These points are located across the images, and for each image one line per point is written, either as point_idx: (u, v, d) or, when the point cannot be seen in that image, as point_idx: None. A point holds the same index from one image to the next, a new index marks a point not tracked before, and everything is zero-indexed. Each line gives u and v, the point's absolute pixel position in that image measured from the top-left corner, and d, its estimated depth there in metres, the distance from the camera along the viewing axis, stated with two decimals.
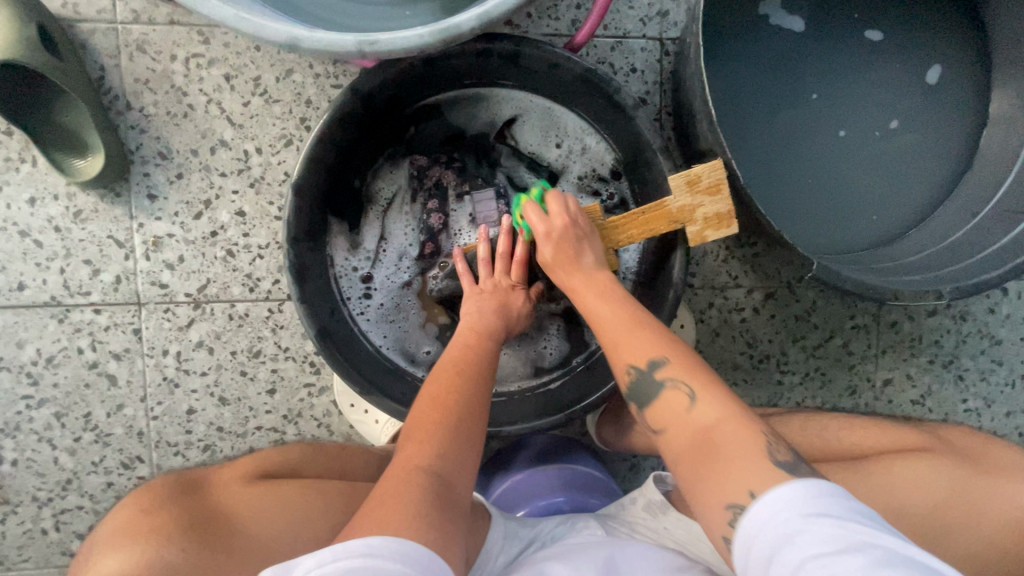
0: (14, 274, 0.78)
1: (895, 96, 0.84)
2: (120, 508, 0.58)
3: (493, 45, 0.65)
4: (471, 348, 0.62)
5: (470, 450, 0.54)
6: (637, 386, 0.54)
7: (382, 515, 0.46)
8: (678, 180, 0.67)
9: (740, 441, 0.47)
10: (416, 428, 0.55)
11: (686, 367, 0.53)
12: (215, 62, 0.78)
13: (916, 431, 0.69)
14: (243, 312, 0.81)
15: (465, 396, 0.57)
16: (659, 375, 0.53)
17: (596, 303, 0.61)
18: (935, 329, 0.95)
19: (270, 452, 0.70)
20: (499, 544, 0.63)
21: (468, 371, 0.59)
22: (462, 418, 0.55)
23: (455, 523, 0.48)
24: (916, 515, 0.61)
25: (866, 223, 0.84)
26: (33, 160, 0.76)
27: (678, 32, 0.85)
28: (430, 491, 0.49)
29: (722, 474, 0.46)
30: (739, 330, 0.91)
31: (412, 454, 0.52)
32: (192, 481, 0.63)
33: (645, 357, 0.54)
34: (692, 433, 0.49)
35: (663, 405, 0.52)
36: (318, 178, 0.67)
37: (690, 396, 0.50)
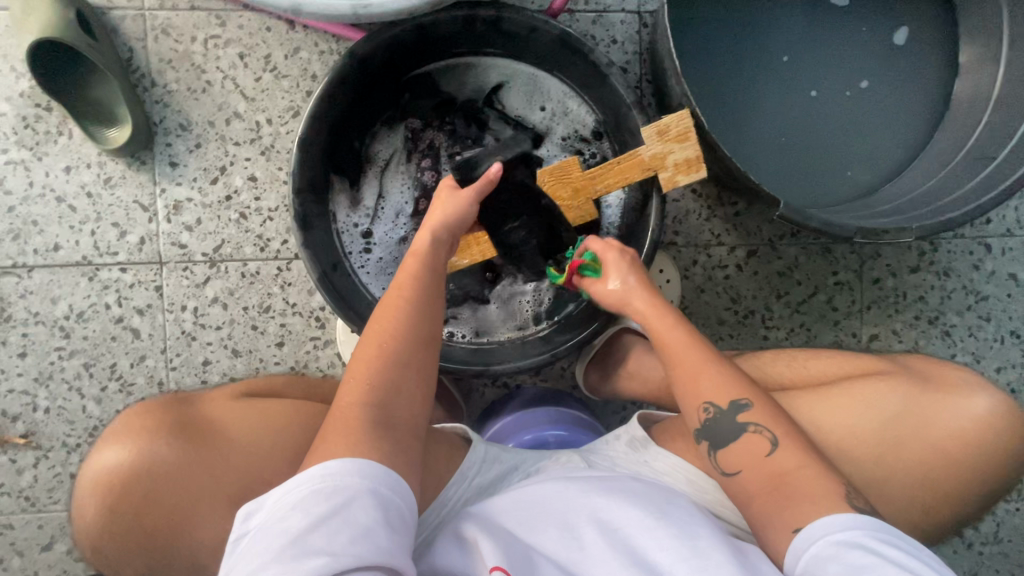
0: (50, 236, 0.86)
1: (866, 56, 0.88)
2: (119, 420, 0.63)
3: (476, 12, 0.72)
4: (410, 276, 0.63)
5: (410, 375, 0.58)
6: (714, 424, 0.60)
7: (328, 448, 0.51)
8: (648, 130, 0.72)
9: (804, 472, 0.56)
10: (357, 363, 0.58)
11: (763, 410, 0.60)
12: (230, 42, 0.86)
13: (873, 362, 0.73)
14: (254, 270, 0.88)
15: (400, 330, 0.59)
16: (738, 417, 0.60)
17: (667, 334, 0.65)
18: (919, 285, 0.97)
19: (255, 380, 0.77)
20: (476, 467, 0.67)
21: (405, 304, 0.61)
22: (397, 351, 0.58)
23: (401, 443, 0.54)
24: (870, 431, 0.65)
25: (841, 178, 0.88)
26: (70, 133, 0.85)
27: (655, 5, 0.91)
28: (370, 421, 0.53)
29: (793, 504, 0.54)
30: (724, 286, 0.95)
31: (352, 389, 0.56)
32: (185, 397, 0.68)
33: (726, 399, 0.60)
34: (767, 470, 0.57)
35: (744, 446, 0.59)
36: (322, 137, 0.74)
37: (772, 441, 0.58)
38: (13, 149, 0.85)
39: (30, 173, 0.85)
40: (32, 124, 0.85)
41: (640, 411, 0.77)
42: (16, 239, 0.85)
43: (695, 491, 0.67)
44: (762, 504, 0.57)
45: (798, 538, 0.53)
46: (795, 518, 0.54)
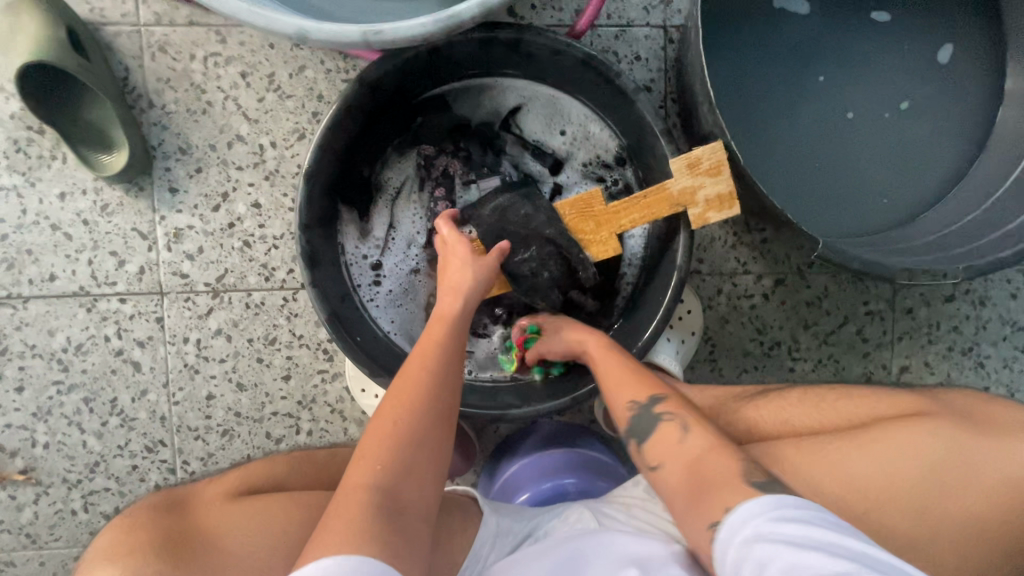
0: (45, 266, 0.82)
1: (907, 76, 0.82)
2: (106, 532, 0.58)
3: (494, 34, 0.67)
4: (432, 350, 0.61)
5: (428, 461, 0.54)
6: (636, 421, 0.61)
7: (332, 531, 0.47)
8: (679, 163, 0.68)
9: (713, 458, 0.55)
10: (371, 437, 0.55)
11: (678, 404, 0.62)
12: (231, 60, 0.81)
13: (914, 403, 0.68)
14: (259, 301, 0.84)
15: (420, 406, 0.56)
16: (654, 409, 0.61)
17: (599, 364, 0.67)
18: (953, 315, 0.93)
19: (257, 464, 0.70)
20: (489, 544, 0.64)
21: (427, 378, 0.58)
22: (415, 426, 0.55)
23: (409, 535, 0.49)
24: (911, 477, 0.61)
25: (878, 206, 0.83)
26: (64, 157, 0.80)
27: (682, 19, 0.85)
28: (379, 508, 0.49)
29: (709, 496, 0.52)
30: (749, 316, 0.90)
31: (364, 469, 0.52)
32: (179, 499, 0.63)
33: (645, 393, 0.62)
34: (681, 459, 0.57)
35: (658, 443, 0.59)
36: (329, 167, 0.70)
37: (683, 427, 0.59)
38: (5, 174, 0.80)
39: (24, 200, 0.81)
40: (24, 148, 0.80)
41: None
42: (10, 269, 0.81)
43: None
44: (689, 498, 0.54)
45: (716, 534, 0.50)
46: (711, 509, 0.51)
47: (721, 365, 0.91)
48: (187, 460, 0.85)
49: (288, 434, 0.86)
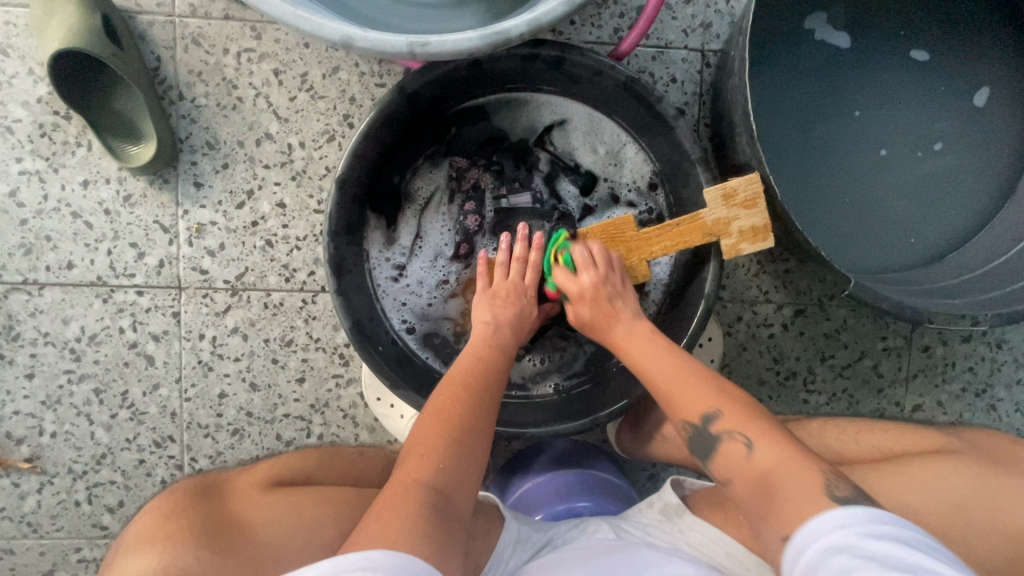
0: (63, 254, 0.81)
1: (940, 116, 0.82)
2: (144, 512, 0.60)
3: (538, 51, 0.67)
4: (482, 362, 0.63)
5: (473, 466, 0.55)
6: (694, 443, 0.57)
7: (380, 526, 0.47)
8: (714, 193, 0.67)
9: (791, 470, 0.50)
10: (420, 439, 0.56)
11: (736, 413, 0.56)
12: (265, 57, 0.80)
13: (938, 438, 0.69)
14: (278, 301, 0.83)
15: (472, 410, 0.58)
16: (712, 429, 0.56)
17: (642, 362, 0.63)
18: (969, 355, 0.93)
19: (288, 458, 0.69)
20: (510, 548, 0.64)
21: (477, 385, 0.60)
22: (466, 435, 0.56)
23: (454, 536, 0.49)
24: (938, 522, 0.61)
25: (906, 245, 0.83)
26: (89, 144, 0.79)
27: (720, 44, 0.85)
28: (430, 506, 0.50)
29: (779, 506, 0.49)
30: (767, 345, 0.90)
31: (415, 466, 0.53)
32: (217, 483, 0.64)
33: (700, 410, 0.57)
34: (752, 476, 0.53)
35: (722, 454, 0.55)
36: (361, 175, 0.69)
37: (747, 443, 0.54)
38: (27, 158, 0.79)
39: (45, 185, 0.80)
40: (49, 133, 0.79)
41: (672, 476, 0.72)
42: (28, 254, 0.80)
43: (737, 567, 0.61)
44: (755, 510, 0.52)
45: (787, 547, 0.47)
46: (790, 521, 0.48)
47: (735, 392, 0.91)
48: (195, 457, 0.84)
49: (298, 437, 0.85)
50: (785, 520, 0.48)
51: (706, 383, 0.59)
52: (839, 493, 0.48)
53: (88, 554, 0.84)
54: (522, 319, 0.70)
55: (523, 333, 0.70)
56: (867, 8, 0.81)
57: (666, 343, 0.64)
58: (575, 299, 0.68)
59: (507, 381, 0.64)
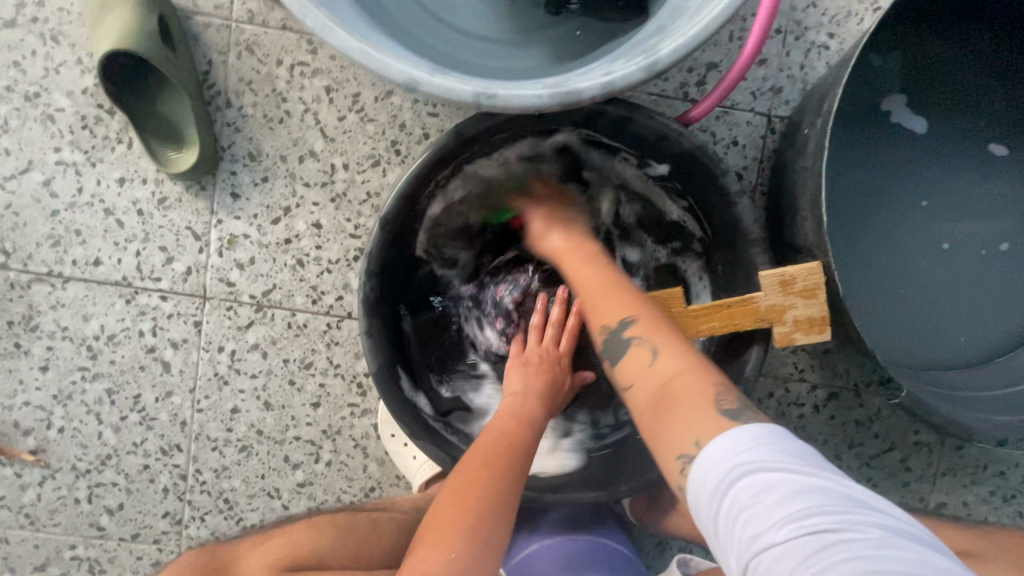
0: (92, 250, 0.79)
1: (1010, 217, 0.78)
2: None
3: (606, 109, 0.64)
4: (507, 441, 0.62)
5: (487, 556, 0.55)
6: (607, 345, 0.59)
7: None
8: (772, 278, 0.64)
9: (687, 381, 0.52)
10: (435, 526, 0.56)
11: (652, 325, 0.58)
12: (318, 73, 0.78)
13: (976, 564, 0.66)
14: (302, 323, 0.81)
15: (489, 498, 0.57)
16: (627, 335, 0.58)
17: (577, 268, 0.68)
18: (1002, 459, 0.89)
19: (301, 532, 0.62)
20: None
21: (497, 469, 0.59)
22: (482, 527, 0.55)
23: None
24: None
25: (953, 345, 0.78)
26: (129, 142, 0.77)
27: (788, 111, 0.82)
28: None
29: (673, 416, 0.50)
30: (795, 425, 0.87)
31: (427, 557, 0.54)
32: (221, 562, 0.59)
33: (617, 318, 0.60)
34: (653, 381, 0.54)
35: (629, 362, 0.57)
36: (404, 214, 0.66)
37: (652, 351, 0.56)
38: (66, 149, 0.77)
39: (81, 178, 0.78)
40: (90, 126, 0.77)
41: (676, 555, 0.74)
42: (56, 246, 0.79)
43: None
44: (653, 417, 0.52)
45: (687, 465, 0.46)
46: (674, 438, 0.48)
47: None
48: (200, 469, 0.83)
49: (306, 461, 0.83)
50: (679, 436, 0.48)
51: (624, 297, 0.62)
52: (726, 406, 0.48)
53: (81, 553, 0.83)
54: (554, 388, 0.69)
55: (555, 401, 0.68)
56: (947, 95, 0.77)
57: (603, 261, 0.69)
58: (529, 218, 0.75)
59: (533, 460, 0.62)
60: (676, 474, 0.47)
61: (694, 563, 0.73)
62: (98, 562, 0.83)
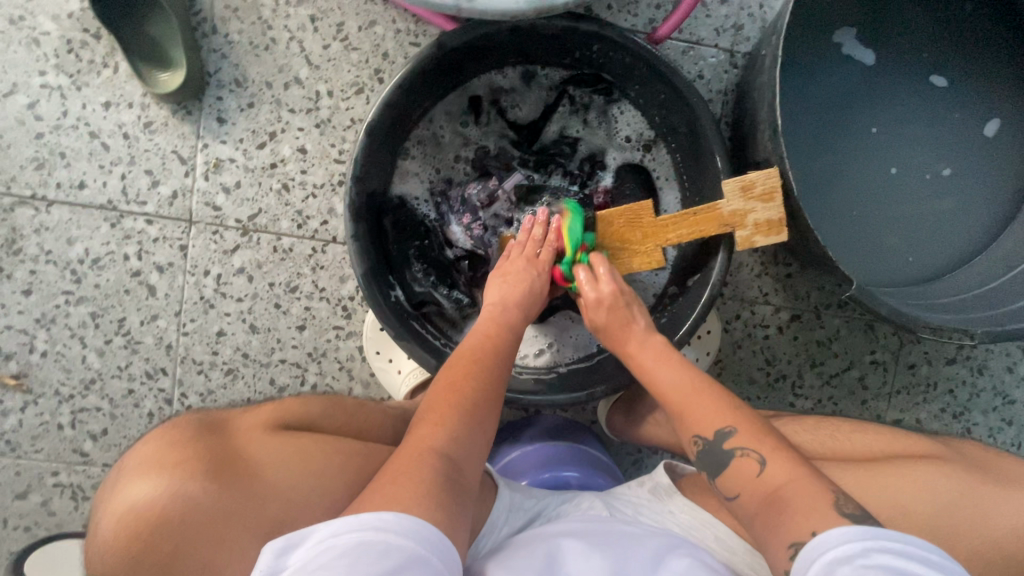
0: (76, 173, 0.80)
1: (950, 143, 0.85)
2: (146, 442, 0.56)
3: (577, 25, 0.68)
4: (492, 343, 0.65)
5: (481, 432, 0.58)
6: (705, 456, 0.57)
7: (394, 488, 0.48)
8: (733, 185, 0.69)
9: (792, 485, 0.51)
10: (433, 410, 0.58)
11: (753, 433, 0.56)
12: (303, 2, 0.81)
13: (928, 444, 0.69)
14: (287, 246, 0.83)
15: (481, 386, 0.60)
16: (726, 446, 0.56)
17: (658, 373, 0.63)
18: (951, 377, 0.96)
19: (293, 402, 0.65)
20: (504, 516, 0.64)
21: (485, 363, 0.62)
22: (476, 408, 0.58)
23: (461, 502, 0.50)
24: (915, 502, 0.62)
25: (902, 262, 0.84)
26: (115, 67, 0.79)
27: (749, 47, 0.87)
28: (442, 471, 0.51)
29: (790, 522, 0.49)
30: (761, 346, 0.93)
31: (428, 435, 0.55)
32: (218, 418, 0.61)
33: (712, 427, 0.57)
34: (761, 492, 0.53)
35: (732, 471, 0.55)
36: (388, 125, 0.70)
37: (760, 458, 0.54)
38: (50, 73, 0.79)
39: (66, 102, 0.79)
40: (76, 49, 0.78)
41: (665, 461, 0.73)
42: (40, 169, 0.79)
43: (723, 549, 0.61)
44: (764, 521, 0.51)
45: (795, 551, 0.47)
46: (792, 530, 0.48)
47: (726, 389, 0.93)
48: (185, 393, 0.84)
49: (292, 384, 0.85)
50: (791, 533, 0.48)
51: (716, 399, 0.58)
52: (848, 511, 0.49)
53: (64, 479, 0.83)
54: (531, 298, 0.70)
55: (533, 308, 0.70)
56: (892, 31, 0.84)
57: (677, 356, 0.64)
58: (591, 305, 0.68)
59: (514, 362, 0.66)
60: (782, 558, 0.48)
61: (681, 470, 0.72)
62: (81, 489, 0.83)
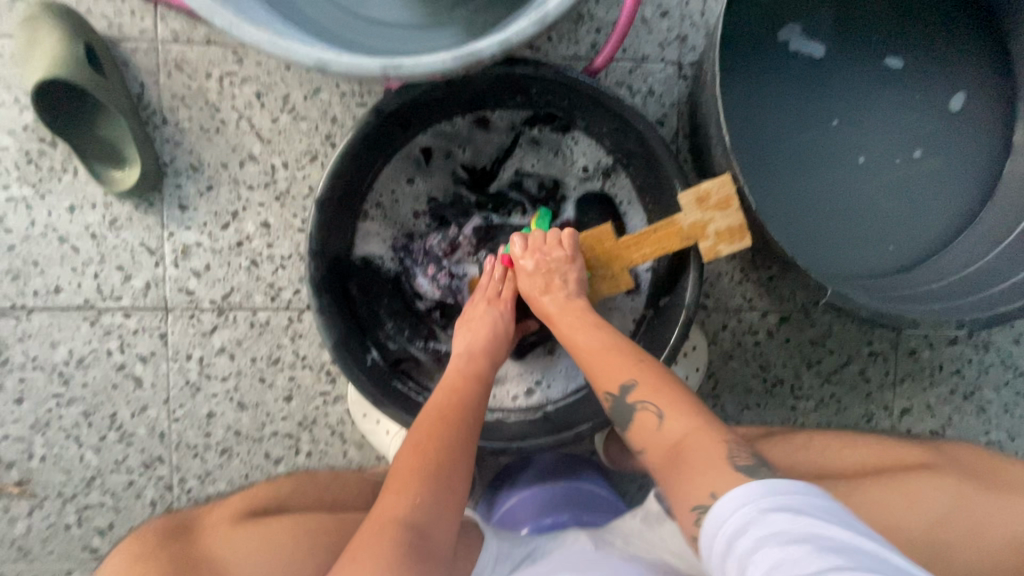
0: (51, 278, 0.82)
1: (917, 125, 0.83)
2: (118, 555, 0.62)
3: (512, 69, 0.68)
4: (457, 395, 0.63)
5: (453, 494, 0.55)
6: (613, 411, 0.59)
7: (354, 571, 0.48)
8: (687, 197, 0.67)
9: (702, 444, 0.52)
10: (398, 474, 0.56)
11: (654, 386, 0.58)
12: (247, 80, 0.82)
13: (921, 453, 0.68)
14: (264, 320, 0.84)
15: (449, 445, 0.58)
16: (630, 399, 0.58)
17: (577, 334, 0.65)
18: (956, 358, 0.93)
19: (262, 488, 0.72)
20: (489, 566, 0.62)
21: (452, 417, 0.60)
22: (444, 469, 0.56)
23: (429, 575, 0.50)
24: (903, 514, 0.62)
25: (883, 252, 0.82)
26: (75, 170, 0.81)
27: (696, 56, 0.86)
28: (404, 543, 0.50)
29: (685, 473, 0.51)
30: (753, 353, 0.91)
31: (391, 503, 0.53)
32: (188, 520, 0.67)
33: (618, 383, 0.59)
34: (663, 448, 0.55)
35: (637, 425, 0.58)
36: (339, 194, 0.70)
37: (658, 413, 0.56)
38: (14, 185, 0.81)
39: (32, 212, 0.81)
40: (35, 160, 0.80)
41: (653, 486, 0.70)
42: (16, 280, 0.81)
43: None
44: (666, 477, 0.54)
45: (704, 518, 0.48)
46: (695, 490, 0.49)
47: (723, 400, 0.91)
48: (184, 477, 0.84)
49: (287, 455, 0.85)
50: (697, 489, 0.49)
51: (626, 356, 0.61)
52: (740, 464, 0.50)
53: None
54: (497, 342, 0.68)
55: (501, 351, 0.69)
56: (839, 20, 0.82)
57: (593, 313, 0.66)
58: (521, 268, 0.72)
59: (485, 410, 0.63)
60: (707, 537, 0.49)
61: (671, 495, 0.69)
62: None
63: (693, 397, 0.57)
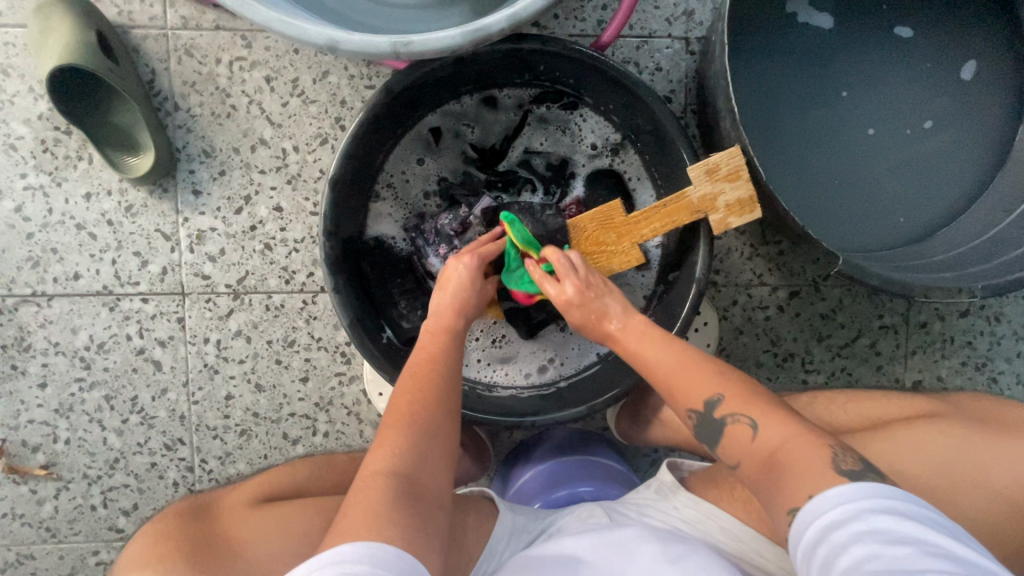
0: (70, 265, 0.83)
1: (928, 96, 0.82)
2: (140, 537, 0.63)
3: (520, 46, 0.68)
4: (431, 351, 0.63)
5: (437, 442, 0.56)
6: (700, 432, 0.54)
7: (350, 523, 0.48)
8: (697, 169, 0.67)
9: (802, 455, 0.47)
10: (381, 433, 0.56)
11: (739, 394, 0.52)
12: (257, 65, 0.82)
13: (925, 405, 0.69)
14: (279, 303, 0.85)
15: (428, 398, 0.58)
16: (717, 414, 0.53)
17: (655, 352, 0.58)
18: (967, 330, 0.93)
19: (282, 472, 0.74)
20: (505, 540, 0.64)
21: (429, 373, 0.60)
22: (425, 420, 0.56)
23: (424, 514, 0.51)
24: (920, 471, 0.61)
25: (894, 224, 0.82)
26: (90, 157, 0.82)
27: (703, 31, 0.86)
28: (395, 490, 0.51)
29: (787, 483, 0.47)
30: (763, 328, 0.91)
31: (377, 458, 0.54)
32: (209, 502, 0.69)
33: (700, 398, 0.53)
34: (760, 456, 0.50)
35: (725, 441, 0.52)
36: (350, 175, 0.71)
37: (752, 424, 0.50)
38: (31, 174, 0.82)
39: (49, 200, 0.82)
40: (51, 148, 0.82)
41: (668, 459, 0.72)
42: (36, 267, 0.83)
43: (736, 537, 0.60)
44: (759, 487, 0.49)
45: (799, 516, 0.45)
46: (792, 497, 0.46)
47: None
48: (205, 458, 0.86)
49: (304, 435, 0.87)
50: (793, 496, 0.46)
51: (705, 367, 0.55)
52: (847, 466, 0.46)
53: (105, 557, 0.86)
54: (465, 296, 0.66)
55: (472, 301, 0.67)
56: None
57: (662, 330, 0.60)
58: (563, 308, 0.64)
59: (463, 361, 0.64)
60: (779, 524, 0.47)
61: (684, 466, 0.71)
62: None
63: (767, 394, 0.53)
